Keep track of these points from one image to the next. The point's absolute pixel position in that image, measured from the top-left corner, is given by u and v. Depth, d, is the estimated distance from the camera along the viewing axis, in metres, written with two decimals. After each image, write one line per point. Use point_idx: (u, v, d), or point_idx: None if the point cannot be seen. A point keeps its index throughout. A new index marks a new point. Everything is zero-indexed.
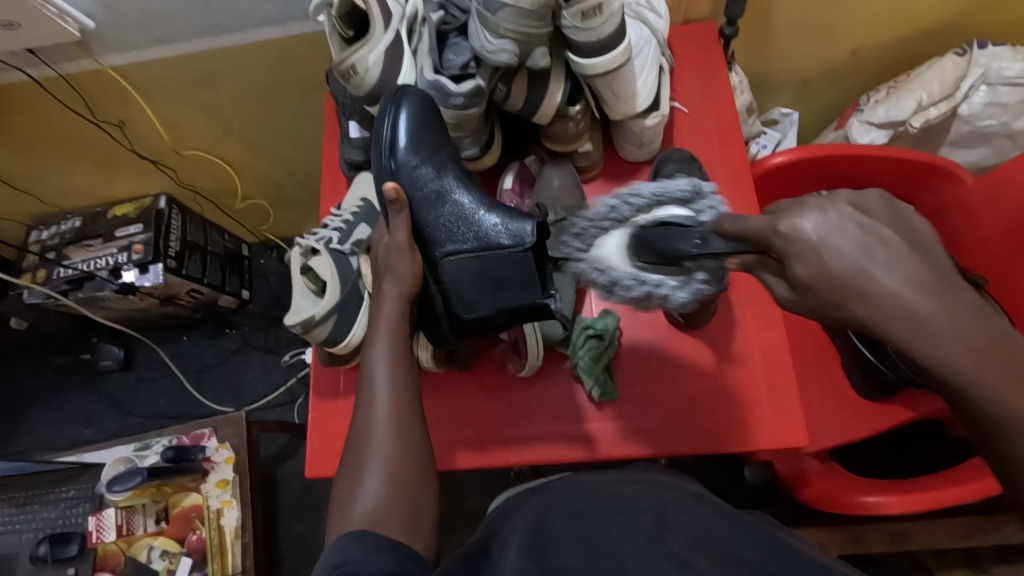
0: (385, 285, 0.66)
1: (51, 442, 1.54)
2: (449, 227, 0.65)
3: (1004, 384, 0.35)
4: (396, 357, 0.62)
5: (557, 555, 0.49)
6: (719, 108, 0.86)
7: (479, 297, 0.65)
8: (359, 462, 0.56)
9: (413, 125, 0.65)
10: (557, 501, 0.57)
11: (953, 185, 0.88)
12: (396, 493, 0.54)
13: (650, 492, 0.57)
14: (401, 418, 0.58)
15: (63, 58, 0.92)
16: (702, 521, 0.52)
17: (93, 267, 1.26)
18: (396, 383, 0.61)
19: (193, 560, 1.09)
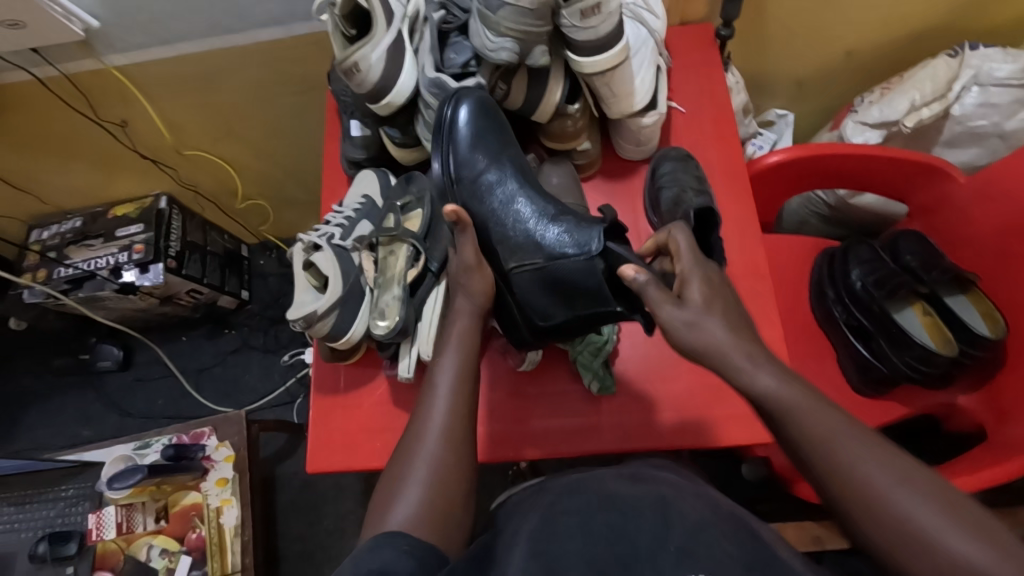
0: (458, 303, 0.66)
1: (48, 442, 1.54)
2: (519, 241, 0.66)
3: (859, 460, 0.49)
4: (463, 371, 0.61)
5: (560, 547, 0.50)
6: (716, 108, 0.88)
7: (552, 306, 0.65)
8: (403, 464, 0.57)
9: (474, 125, 0.68)
10: (558, 499, 0.58)
11: (945, 183, 0.89)
12: (437, 502, 0.54)
13: (650, 490, 0.57)
14: (456, 429, 0.58)
15: (67, 58, 0.93)
16: (701, 515, 0.53)
17: (94, 266, 1.26)
18: (458, 390, 0.60)
19: (192, 559, 1.09)
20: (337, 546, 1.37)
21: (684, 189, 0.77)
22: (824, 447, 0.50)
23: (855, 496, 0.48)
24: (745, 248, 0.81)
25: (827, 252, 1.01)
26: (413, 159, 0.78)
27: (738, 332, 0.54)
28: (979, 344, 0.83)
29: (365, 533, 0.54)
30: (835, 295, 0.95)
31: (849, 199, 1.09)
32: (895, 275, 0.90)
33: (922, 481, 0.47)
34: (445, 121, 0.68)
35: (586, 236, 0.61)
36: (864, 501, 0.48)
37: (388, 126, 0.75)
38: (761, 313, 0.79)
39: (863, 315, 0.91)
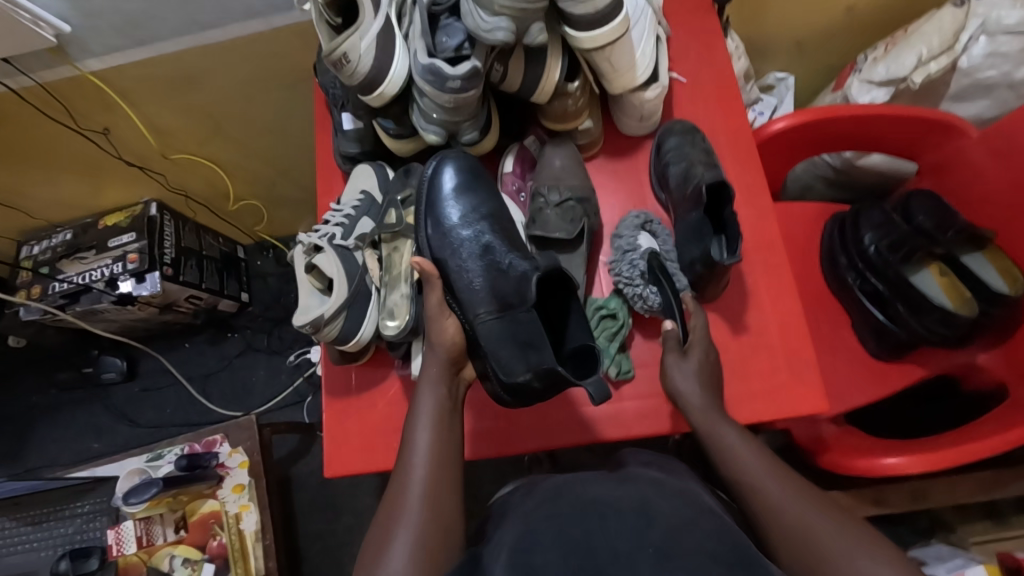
0: (427, 357, 0.65)
1: (60, 458, 1.53)
2: (490, 284, 0.65)
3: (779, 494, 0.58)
4: (438, 421, 0.62)
5: (537, 556, 0.51)
6: (717, 75, 0.85)
7: (513, 359, 0.62)
8: (390, 522, 0.57)
9: (457, 183, 0.70)
10: (545, 505, 0.57)
11: (957, 138, 0.87)
12: (427, 559, 0.54)
13: (632, 488, 0.58)
14: (437, 492, 0.58)
15: (41, 66, 0.89)
16: (684, 513, 0.54)
17: (89, 279, 1.24)
18: (438, 450, 0.60)
19: (215, 566, 1.07)
20: (357, 543, 1.37)
21: (693, 163, 0.74)
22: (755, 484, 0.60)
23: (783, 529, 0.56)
24: (758, 222, 0.79)
25: (837, 216, 1.00)
26: (408, 150, 0.75)
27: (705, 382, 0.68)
28: (999, 302, 0.83)
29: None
30: (847, 262, 0.94)
31: (855, 160, 1.07)
32: (909, 237, 0.88)
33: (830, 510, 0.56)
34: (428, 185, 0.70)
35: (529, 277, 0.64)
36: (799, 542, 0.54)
37: (381, 117, 0.71)
38: (776, 285, 0.77)
39: (879, 281, 0.89)
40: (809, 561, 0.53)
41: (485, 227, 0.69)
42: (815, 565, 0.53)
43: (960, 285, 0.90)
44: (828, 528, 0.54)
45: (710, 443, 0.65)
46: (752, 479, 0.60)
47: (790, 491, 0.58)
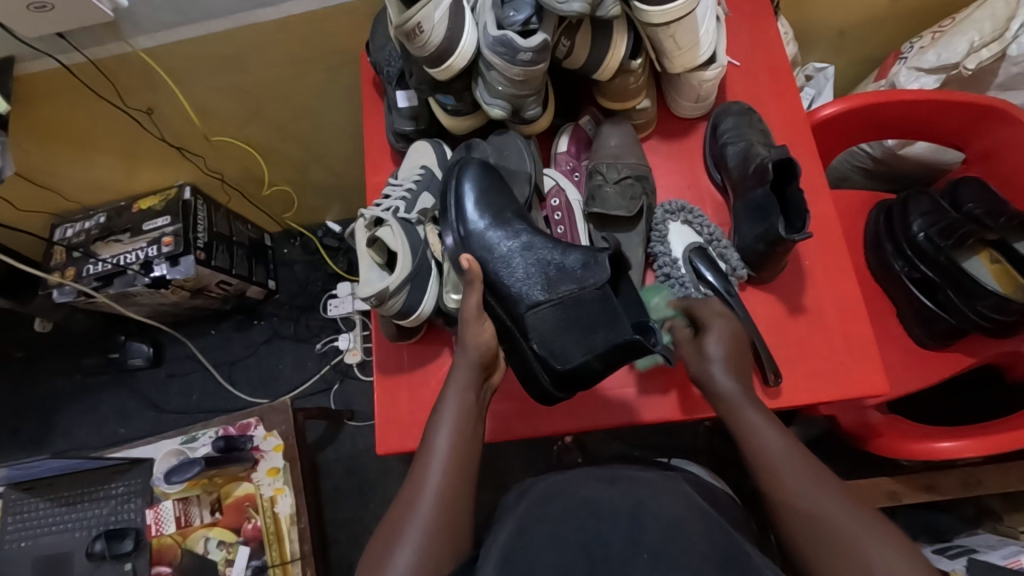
0: (460, 359, 0.65)
1: (85, 443, 1.52)
2: (533, 279, 0.65)
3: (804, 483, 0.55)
4: (462, 430, 0.62)
5: (530, 551, 0.54)
6: (770, 59, 0.85)
7: (571, 344, 0.63)
8: (401, 521, 0.58)
9: (479, 190, 0.68)
10: (537, 504, 0.62)
11: (1010, 125, 0.86)
12: (433, 562, 0.55)
13: (623, 491, 0.62)
14: (451, 498, 0.58)
15: (93, 43, 0.89)
16: (671, 514, 0.58)
17: (124, 262, 1.23)
18: (457, 451, 0.61)
19: (251, 548, 1.08)
20: None
21: (751, 143, 0.75)
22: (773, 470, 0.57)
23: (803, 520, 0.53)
24: (814, 204, 0.79)
25: (882, 204, 0.99)
26: (465, 127, 0.76)
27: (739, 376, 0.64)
28: None
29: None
30: (895, 248, 0.93)
31: (899, 150, 1.06)
32: (961, 223, 0.88)
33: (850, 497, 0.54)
34: (451, 194, 0.69)
35: (594, 260, 0.63)
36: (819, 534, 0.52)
37: (443, 93, 0.71)
38: (832, 267, 0.76)
39: (927, 267, 0.89)
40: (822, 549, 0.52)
41: (520, 226, 0.67)
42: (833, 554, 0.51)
43: (1014, 272, 0.89)
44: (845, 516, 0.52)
45: (738, 431, 0.61)
46: (768, 461, 0.58)
47: (821, 490, 0.54)
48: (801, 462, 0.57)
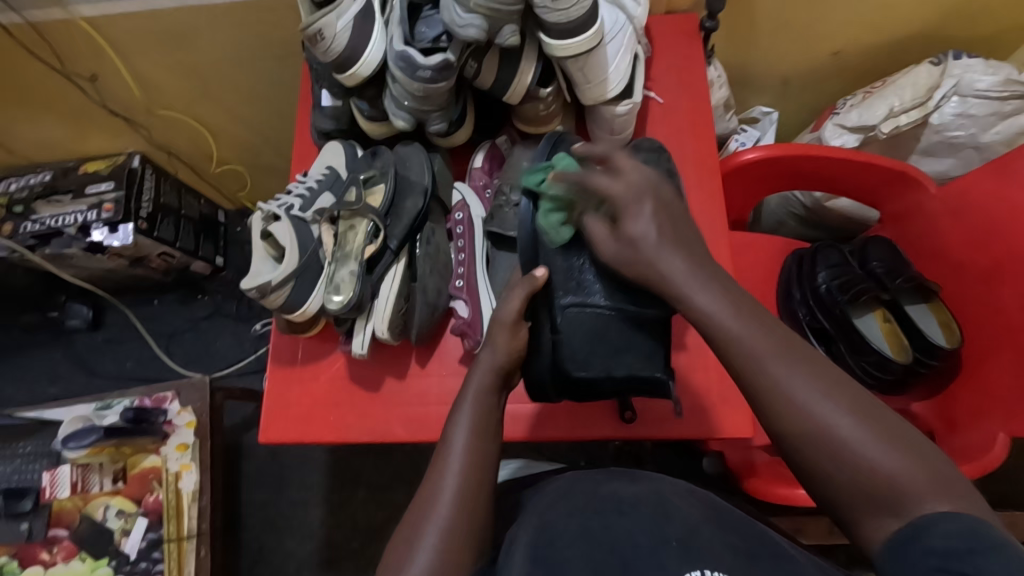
0: (483, 354, 0.64)
1: (13, 398, 1.52)
2: (578, 280, 0.68)
3: (779, 365, 0.47)
4: (480, 426, 0.59)
5: (561, 554, 0.51)
6: (693, 101, 0.87)
7: (592, 356, 0.69)
8: (415, 524, 0.54)
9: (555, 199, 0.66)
10: (558, 499, 0.59)
11: (917, 192, 0.89)
12: (452, 562, 0.51)
13: (648, 488, 0.59)
14: (468, 494, 0.54)
15: (32, 5, 0.90)
16: (695, 516, 0.54)
17: (62, 223, 1.24)
18: (474, 443, 0.58)
19: (148, 521, 1.09)
20: (298, 516, 1.38)
21: None
22: (755, 366, 0.48)
23: (788, 417, 0.46)
24: (710, 248, 0.81)
25: (798, 252, 1.00)
26: (380, 133, 0.77)
27: (734, 300, 0.51)
28: (935, 353, 0.85)
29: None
30: (800, 297, 0.95)
31: (825, 202, 1.09)
32: (860, 281, 0.91)
33: (829, 374, 0.47)
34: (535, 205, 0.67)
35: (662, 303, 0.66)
36: (809, 434, 0.45)
37: (356, 98, 0.73)
38: None
39: (825, 318, 0.92)
40: (815, 447, 0.45)
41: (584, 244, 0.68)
42: (832, 452, 0.44)
43: (901, 333, 0.92)
44: (830, 407, 0.45)
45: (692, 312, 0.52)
46: (736, 337, 0.49)
47: (804, 375, 0.46)
48: (774, 350, 0.48)
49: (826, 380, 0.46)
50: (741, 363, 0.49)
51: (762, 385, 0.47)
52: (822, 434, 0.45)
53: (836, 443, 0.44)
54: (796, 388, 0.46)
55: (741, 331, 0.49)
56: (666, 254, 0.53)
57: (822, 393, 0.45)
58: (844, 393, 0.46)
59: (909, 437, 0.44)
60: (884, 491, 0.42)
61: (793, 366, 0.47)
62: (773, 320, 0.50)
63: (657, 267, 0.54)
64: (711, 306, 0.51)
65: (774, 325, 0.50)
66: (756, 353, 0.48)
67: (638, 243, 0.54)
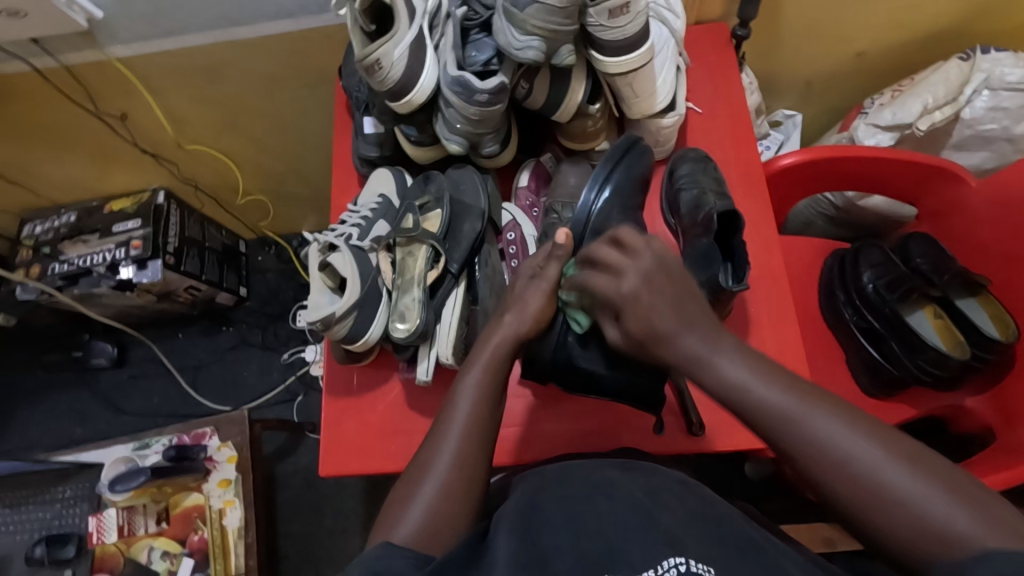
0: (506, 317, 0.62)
1: (40, 441, 1.50)
2: None
3: (808, 421, 0.45)
4: (487, 395, 0.57)
5: (546, 540, 0.47)
6: (731, 109, 0.87)
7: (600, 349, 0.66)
8: (410, 488, 0.52)
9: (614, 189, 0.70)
10: (547, 485, 0.55)
11: (957, 186, 0.90)
12: (443, 521, 0.50)
13: (640, 479, 0.55)
14: (467, 462, 0.53)
15: (67, 49, 0.90)
16: (686, 508, 0.51)
17: (90, 262, 1.23)
18: (477, 415, 0.55)
19: (194, 561, 1.07)
20: (337, 546, 1.35)
21: (704, 191, 0.77)
22: (789, 427, 0.46)
23: (832, 472, 0.43)
24: (761, 253, 0.82)
25: (837, 253, 1.01)
26: (428, 157, 0.77)
27: (761, 368, 0.49)
28: (991, 347, 0.84)
29: (372, 540, 0.50)
30: (845, 298, 0.95)
31: (857, 201, 1.10)
32: (907, 278, 0.91)
33: (862, 420, 0.45)
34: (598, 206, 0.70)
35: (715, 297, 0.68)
36: (857, 487, 0.42)
37: (404, 124, 0.73)
38: (776, 314, 0.79)
39: (874, 318, 0.92)
40: (865, 500, 0.42)
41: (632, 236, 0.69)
42: (888, 508, 0.41)
43: (954, 328, 0.92)
44: (875, 458, 0.42)
45: (714, 382, 0.50)
46: (761, 404, 0.47)
47: (840, 427, 0.44)
48: (814, 405, 0.46)
49: (862, 428, 0.44)
50: (767, 427, 0.47)
51: (797, 439, 0.45)
52: (869, 485, 0.42)
53: (888, 495, 0.41)
54: (836, 440, 0.44)
55: (765, 396, 0.47)
56: (679, 336, 0.52)
57: (862, 441, 0.43)
58: (889, 441, 0.43)
59: (971, 489, 0.41)
60: (936, 542, 0.40)
61: (828, 422, 0.45)
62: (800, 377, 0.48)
63: (672, 351, 0.53)
64: (733, 378, 0.49)
65: (800, 382, 0.48)
66: (788, 415, 0.46)
67: (636, 302, 0.54)
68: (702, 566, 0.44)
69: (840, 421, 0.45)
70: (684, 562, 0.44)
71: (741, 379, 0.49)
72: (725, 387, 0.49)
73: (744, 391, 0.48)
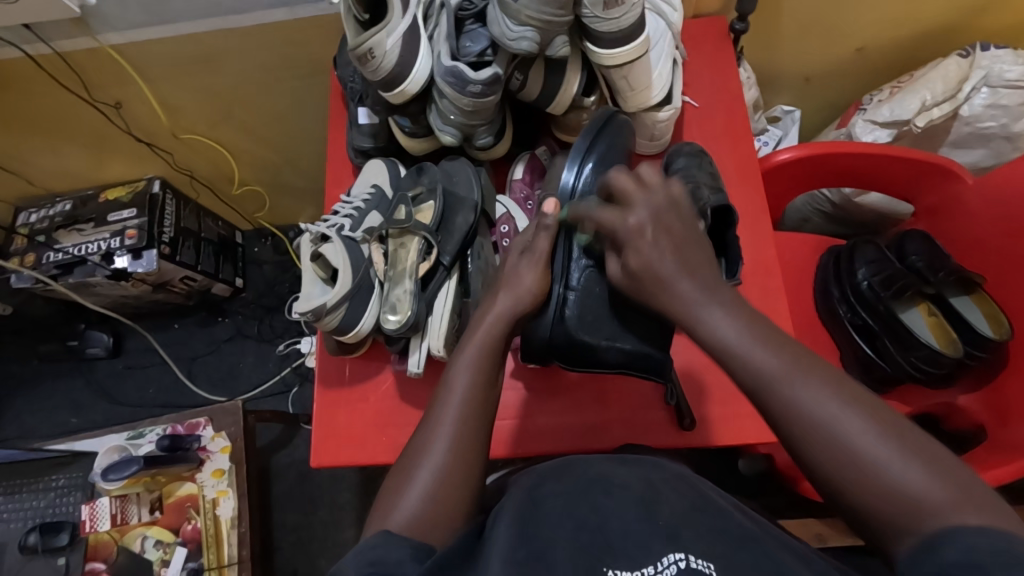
0: (500, 297, 0.62)
1: (36, 430, 1.50)
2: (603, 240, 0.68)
3: (795, 385, 0.45)
4: (478, 385, 0.56)
5: (546, 533, 0.47)
6: (729, 103, 0.87)
7: (601, 322, 0.67)
8: (403, 479, 0.52)
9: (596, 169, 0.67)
10: (546, 479, 0.54)
11: (954, 184, 0.89)
12: (438, 513, 0.50)
13: (637, 472, 0.54)
14: (460, 455, 0.52)
15: (60, 35, 0.90)
16: (681, 506, 0.50)
17: (85, 252, 1.22)
18: (470, 404, 0.55)
19: (188, 550, 1.07)
20: (332, 537, 1.36)
21: (699, 185, 0.76)
22: (780, 386, 0.45)
23: (807, 431, 0.44)
24: (756, 248, 0.81)
25: (833, 250, 1.01)
26: (422, 148, 0.77)
27: (754, 329, 0.48)
28: (983, 345, 0.84)
29: (368, 529, 0.50)
30: (840, 295, 0.95)
31: (855, 197, 1.10)
32: (903, 275, 0.91)
33: (848, 388, 0.45)
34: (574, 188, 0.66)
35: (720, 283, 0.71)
36: (833, 451, 0.43)
37: (398, 115, 0.72)
38: (769, 309, 0.79)
39: (868, 315, 0.92)
40: (838, 464, 0.42)
41: None
42: (856, 471, 0.42)
43: (947, 326, 0.92)
44: (853, 423, 0.43)
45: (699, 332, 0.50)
46: (749, 362, 0.47)
47: (825, 392, 0.44)
48: (805, 371, 0.45)
49: (845, 396, 0.44)
50: (753, 385, 0.46)
51: (777, 398, 0.45)
52: (846, 450, 0.42)
53: (862, 459, 0.42)
54: (818, 401, 0.44)
55: (753, 358, 0.47)
56: (677, 276, 0.52)
57: (845, 410, 0.43)
58: (873, 414, 0.43)
59: (946, 465, 0.41)
60: (911, 514, 0.40)
61: (812, 386, 0.44)
62: (793, 344, 0.48)
63: (667, 293, 0.52)
64: (724, 333, 0.48)
65: (793, 350, 0.47)
66: (775, 375, 0.45)
67: (649, 274, 0.53)
68: (704, 563, 0.44)
69: (824, 384, 0.45)
70: (684, 559, 0.44)
71: (730, 337, 0.48)
72: (715, 346, 0.49)
73: (738, 353, 0.47)
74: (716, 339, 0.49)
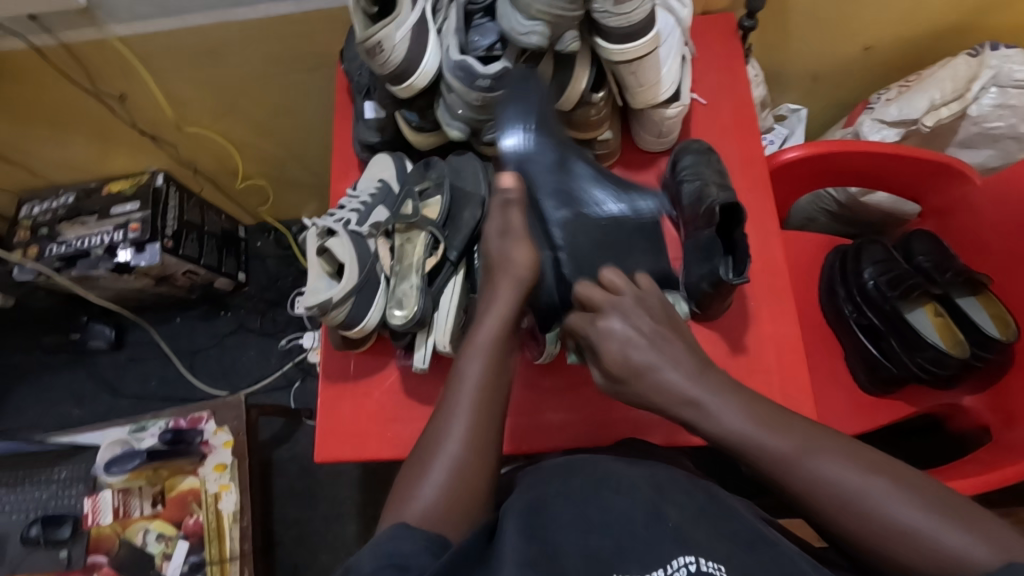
0: (500, 280, 0.60)
1: (37, 422, 1.50)
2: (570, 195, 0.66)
3: (813, 462, 0.48)
4: (492, 386, 0.55)
5: (555, 537, 0.47)
6: (737, 100, 0.86)
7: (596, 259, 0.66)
8: (416, 477, 0.51)
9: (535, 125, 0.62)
10: (554, 480, 0.54)
11: (961, 185, 0.89)
12: (452, 512, 0.49)
13: (645, 474, 0.54)
14: (473, 454, 0.52)
15: (65, 26, 0.89)
16: (688, 506, 0.50)
17: (88, 244, 1.22)
18: (484, 405, 0.54)
19: (190, 544, 1.07)
20: (333, 531, 1.36)
21: (706, 183, 0.76)
22: (799, 468, 0.48)
23: (836, 507, 0.47)
24: (764, 247, 0.81)
25: (839, 249, 1.01)
26: (429, 144, 0.76)
27: (756, 411, 0.51)
28: (991, 346, 0.83)
29: (383, 522, 0.50)
30: (846, 294, 0.95)
31: (861, 197, 1.09)
32: (909, 274, 0.90)
33: (859, 452, 0.48)
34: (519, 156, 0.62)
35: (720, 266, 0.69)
36: (863, 524, 0.45)
37: (406, 109, 0.73)
38: (777, 308, 0.79)
39: (874, 314, 0.91)
40: (876, 535, 0.45)
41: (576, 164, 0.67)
42: (893, 536, 0.44)
43: (955, 328, 0.92)
44: (875, 488, 0.46)
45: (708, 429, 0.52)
46: (763, 449, 0.50)
47: (842, 463, 0.47)
48: (820, 446, 0.49)
49: (860, 460, 0.47)
50: (775, 471, 0.49)
51: (799, 482, 0.48)
52: (879, 521, 0.45)
53: (890, 525, 0.45)
54: (836, 472, 0.47)
55: (767, 443, 0.49)
56: (657, 362, 0.54)
57: (865, 477, 0.46)
58: (890, 474, 0.46)
59: (969, 512, 0.44)
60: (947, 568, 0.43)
61: (832, 461, 0.47)
62: (796, 418, 0.51)
63: (649, 385, 0.54)
64: (731, 425, 0.51)
65: (797, 424, 0.50)
66: (791, 458, 0.48)
67: (642, 369, 0.54)
68: (713, 565, 0.44)
69: (838, 456, 0.48)
70: (694, 561, 0.44)
71: (733, 419, 0.51)
72: (725, 440, 0.51)
73: (753, 445, 0.50)
74: (722, 429, 0.51)
